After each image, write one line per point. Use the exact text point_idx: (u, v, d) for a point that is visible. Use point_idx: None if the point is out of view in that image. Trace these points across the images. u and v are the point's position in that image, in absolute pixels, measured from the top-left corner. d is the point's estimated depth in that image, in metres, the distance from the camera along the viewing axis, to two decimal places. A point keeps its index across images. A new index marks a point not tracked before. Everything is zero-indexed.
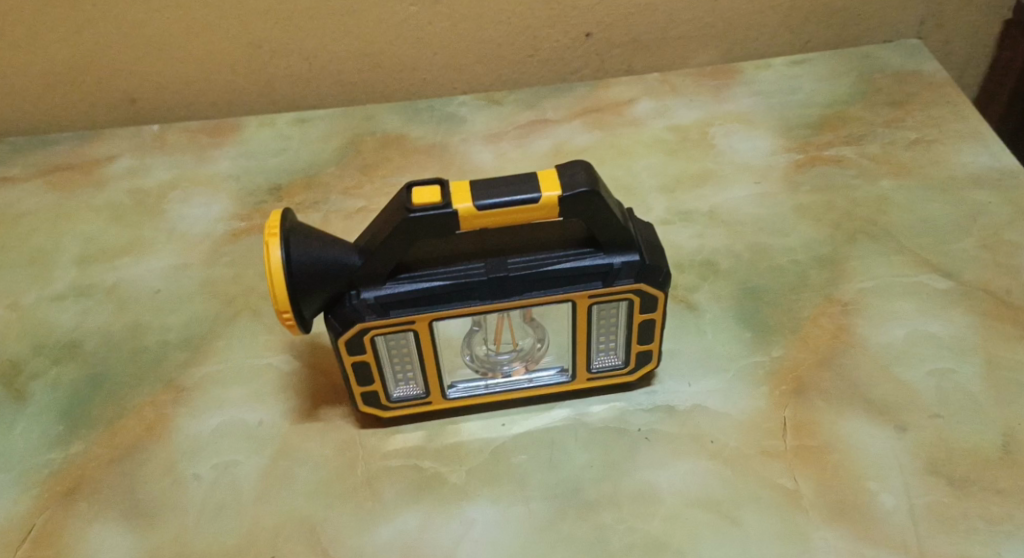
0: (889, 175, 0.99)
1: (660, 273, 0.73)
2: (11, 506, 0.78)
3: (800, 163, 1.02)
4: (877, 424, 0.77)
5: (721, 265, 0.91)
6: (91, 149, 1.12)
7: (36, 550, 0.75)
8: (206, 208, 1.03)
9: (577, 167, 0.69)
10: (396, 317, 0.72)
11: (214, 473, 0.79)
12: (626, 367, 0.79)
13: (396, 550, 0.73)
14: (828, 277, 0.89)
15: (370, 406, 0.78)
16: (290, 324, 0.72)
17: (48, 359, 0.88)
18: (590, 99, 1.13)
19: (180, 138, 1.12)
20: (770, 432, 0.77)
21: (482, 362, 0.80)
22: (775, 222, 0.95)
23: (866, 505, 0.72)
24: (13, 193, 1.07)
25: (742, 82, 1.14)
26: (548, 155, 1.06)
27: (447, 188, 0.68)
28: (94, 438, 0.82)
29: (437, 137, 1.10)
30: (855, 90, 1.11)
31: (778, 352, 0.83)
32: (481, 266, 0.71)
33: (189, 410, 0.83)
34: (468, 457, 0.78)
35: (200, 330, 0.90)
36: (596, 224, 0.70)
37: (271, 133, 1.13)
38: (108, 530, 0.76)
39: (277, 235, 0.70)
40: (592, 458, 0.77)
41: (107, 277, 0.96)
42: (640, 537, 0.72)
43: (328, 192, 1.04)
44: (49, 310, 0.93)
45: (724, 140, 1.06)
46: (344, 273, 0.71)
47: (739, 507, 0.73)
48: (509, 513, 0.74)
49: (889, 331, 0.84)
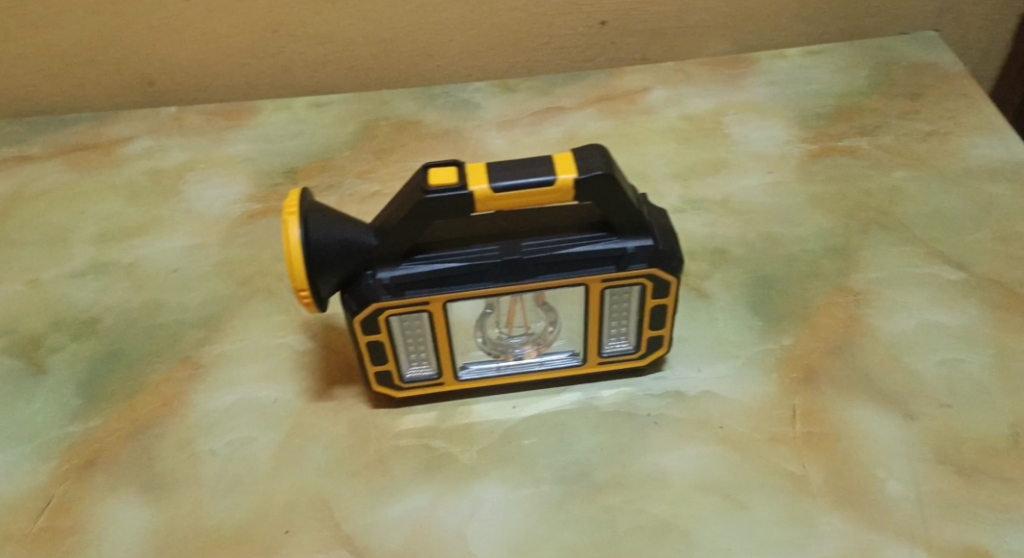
0: (902, 167, 1.00)
1: (673, 258, 0.74)
2: (32, 477, 0.79)
3: (813, 154, 1.02)
4: (885, 412, 0.78)
5: (732, 254, 0.92)
6: (109, 128, 1.13)
7: (56, 519, 0.77)
8: (223, 189, 1.05)
9: (592, 151, 0.70)
10: (411, 297, 0.73)
11: (230, 449, 0.80)
12: (636, 352, 0.80)
13: (407, 527, 0.74)
14: (839, 267, 0.90)
15: (383, 385, 0.79)
16: (307, 302, 0.73)
17: (67, 335, 0.90)
18: (605, 86, 1.14)
19: (197, 120, 1.14)
20: (778, 419, 0.79)
21: (495, 344, 0.81)
22: (786, 212, 0.96)
23: (873, 492, 0.74)
24: (33, 171, 1.08)
25: (757, 71, 1.14)
26: (561, 142, 1.07)
27: (464, 170, 0.69)
28: (112, 413, 0.83)
29: (453, 122, 1.11)
30: (869, 81, 1.11)
31: (786, 341, 0.84)
32: (496, 249, 0.72)
33: (205, 387, 0.85)
34: (478, 438, 0.80)
35: (216, 309, 0.92)
36: (610, 208, 0.71)
37: (287, 116, 1.14)
38: (126, 502, 0.77)
39: (295, 214, 0.71)
40: (602, 441, 0.79)
41: (125, 256, 0.98)
42: (647, 518, 0.73)
43: (344, 175, 1.05)
44: (68, 287, 0.95)
45: (738, 129, 1.06)
46: (361, 253, 0.72)
47: (746, 492, 0.74)
48: (518, 493, 0.76)
49: (898, 321, 0.85)
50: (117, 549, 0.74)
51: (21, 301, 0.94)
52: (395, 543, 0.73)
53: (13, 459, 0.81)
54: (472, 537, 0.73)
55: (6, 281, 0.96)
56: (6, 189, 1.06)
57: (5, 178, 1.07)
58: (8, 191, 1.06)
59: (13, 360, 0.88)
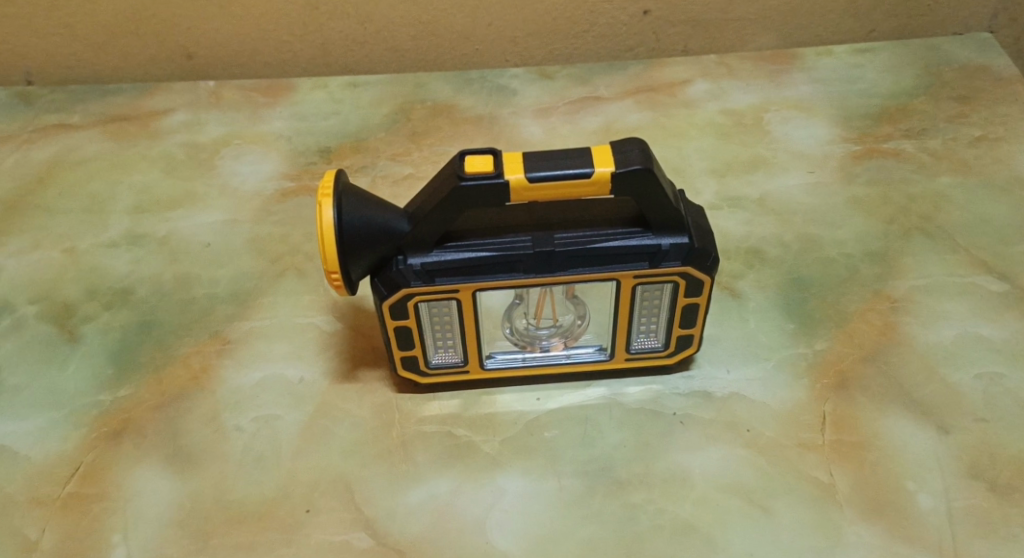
0: (948, 172, 0.97)
1: (708, 257, 0.72)
2: (62, 443, 0.80)
3: (856, 154, 1.00)
4: (919, 423, 0.77)
5: (767, 254, 0.91)
6: (149, 100, 1.14)
7: (83, 485, 0.77)
8: (258, 165, 1.05)
9: (632, 145, 0.69)
10: (441, 285, 0.72)
11: (255, 426, 0.81)
12: (665, 350, 0.79)
13: (428, 513, 0.74)
14: (878, 273, 0.88)
15: (409, 371, 0.79)
16: (337, 284, 0.73)
17: (100, 304, 0.91)
18: (645, 78, 1.12)
19: (235, 96, 1.14)
20: (807, 424, 0.77)
21: (522, 335, 0.80)
22: (826, 212, 0.94)
23: (903, 505, 0.72)
24: (73, 139, 1.09)
25: (802, 68, 1.12)
26: (598, 132, 1.06)
27: (500, 159, 0.68)
28: (142, 383, 0.84)
29: (489, 108, 1.10)
30: (918, 82, 1.08)
31: (820, 345, 0.83)
32: (528, 240, 0.71)
33: (234, 363, 0.86)
34: (502, 428, 0.79)
35: (247, 286, 0.92)
36: (647, 204, 0.69)
37: (323, 95, 1.14)
38: (152, 472, 0.78)
39: (330, 196, 0.71)
40: (626, 438, 0.78)
41: (159, 228, 0.98)
42: (670, 518, 0.73)
43: (378, 157, 1.05)
44: (103, 257, 0.96)
45: (779, 126, 1.04)
46: (393, 238, 0.71)
47: (771, 497, 0.73)
48: (540, 486, 0.75)
49: (936, 331, 0.83)
50: (142, 519, 0.75)
51: (56, 268, 0.94)
52: (415, 529, 0.73)
53: (44, 424, 0.82)
54: (492, 527, 0.73)
55: (42, 247, 0.96)
56: (45, 155, 1.07)
57: (45, 144, 1.08)
58: (47, 157, 1.07)
59: (46, 326, 0.89)
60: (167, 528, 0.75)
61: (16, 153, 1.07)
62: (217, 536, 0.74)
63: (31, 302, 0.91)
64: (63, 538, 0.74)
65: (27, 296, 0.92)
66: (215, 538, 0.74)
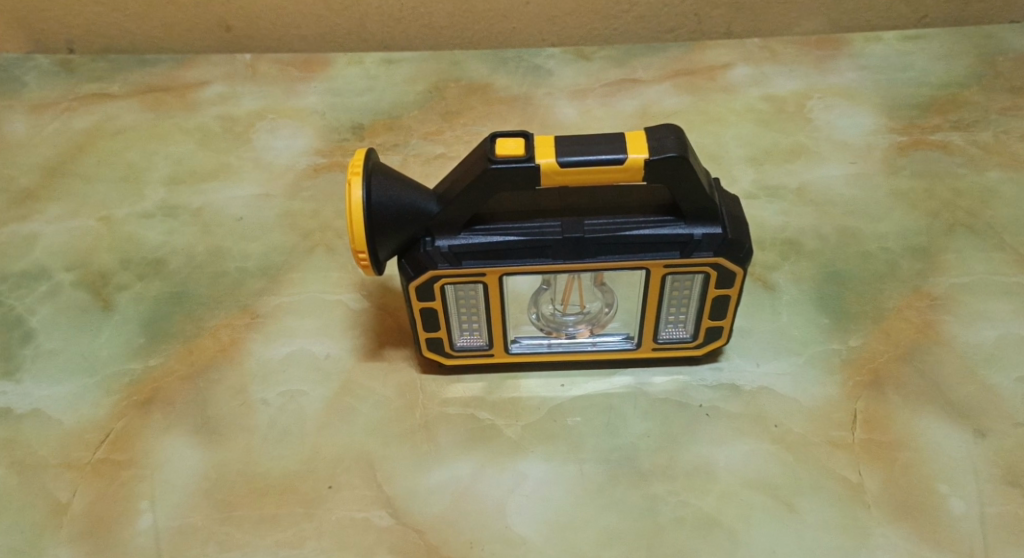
0: (998, 167, 0.94)
1: (741, 249, 0.71)
2: (93, 409, 0.81)
3: (902, 146, 0.97)
4: (954, 426, 0.75)
5: (805, 246, 0.88)
6: (187, 71, 1.14)
7: (113, 452, 0.78)
8: (292, 140, 1.04)
9: (666, 131, 0.67)
10: (468, 268, 0.71)
11: (281, 400, 0.81)
12: (694, 341, 0.78)
13: (447, 495, 0.74)
14: (919, 269, 0.85)
15: (433, 352, 0.79)
16: (364, 264, 0.72)
17: (134, 274, 0.91)
18: (685, 61, 1.10)
19: (271, 69, 1.13)
20: (838, 422, 0.75)
21: (548, 321, 0.79)
22: (867, 205, 0.91)
23: (934, 508, 0.70)
24: (113, 108, 1.09)
25: (849, 54, 1.09)
26: (634, 117, 1.04)
27: (532, 142, 0.67)
28: (172, 353, 0.85)
29: (523, 89, 1.09)
30: (971, 71, 1.04)
31: (855, 341, 0.80)
32: (557, 225, 0.70)
33: (262, 337, 0.86)
34: (525, 413, 0.79)
35: (277, 260, 0.92)
36: (680, 192, 0.68)
37: (359, 71, 1.13)
38: (179, 442, 0.78)
39: (359, 174, 0.70)
40: (651, 428, 0.77)
41: (193, 200, 0.99)
42: (692, 511, 0.71)
43: (410, 135, 1.04)
44: (138, 227, 0.96)
45: (822, 114, 1.01)
46: (421, 219, 0.70)
47: (798, 494, 0.72)
48: (561, 471, 0.75)
49: (977, 331, 0.80)
50: (169, 487, 0.76)
51: (92, 236, 0.95)
52: (436, 509, 0.73)
53: (76, 390, 0.82)
54: (512, 511, 0.72)
55: (81, 215, 0.97)
56: (85, 124, 1.08)
57: (85, 113, 1.09)
58: (87, 126, 1.07)
59: (81, 294, 0.90)
60: (193, 498, 0.75)
61: (56, 120, 1.08)
62: (241, 508, 0.74)
63: (67, 269, 0.92)
64: (93, 502, 0.75)
65: (64, 263, 0.93)
66: (238, 510, 0.74)
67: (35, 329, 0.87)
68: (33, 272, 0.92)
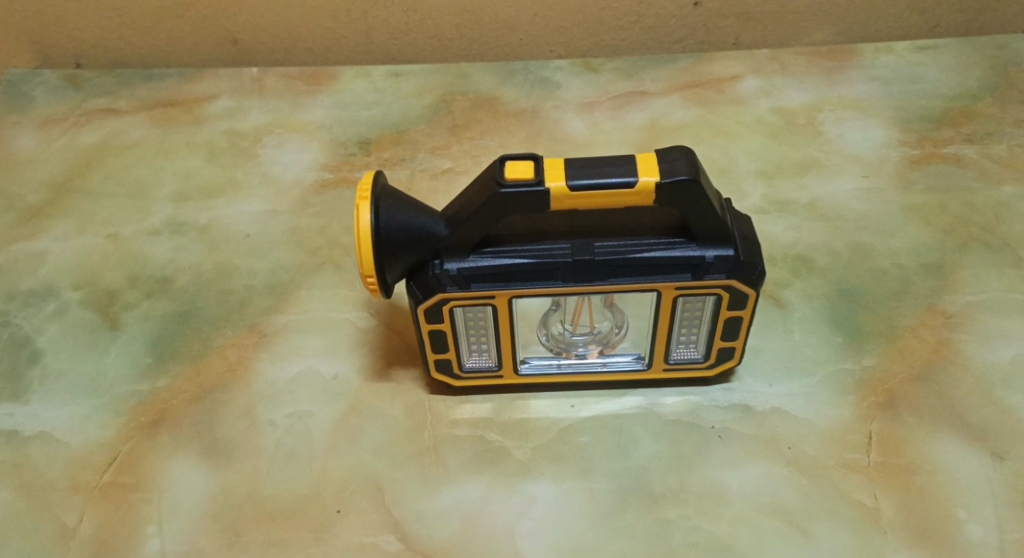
0: (1012, 181, 0.92)
1: (754, 271, 0.70)
2: (100, 430, 0.81)
3: (915, 159, 0.96)
4: (972, 449, 0.73)
5: (818, 262, 0.87)
6: (194, 85, 1.13)
7: (121, 474, 0.78)
8: (298, 155, 1.04)
9: (677, 153, 0.66)
10: (477, 291, 0.71)
11: (288, 421, 0.80)
12: (705, 362, 0.77)
13: (456, 519, 0.73)
14: (934, 286, 0.84)
15: (442, 373, 0.78)
16: (373, 287, 0.72)
17: (141, 292, 0.91)
18: (693, 72, 1.09)
19: (278, 83, 1.13)
20: (853, 445, 0.74)
21: (557, 341, 0.79)
22: (880, 219, 0.90)
23: (952, 534, 0.69)
24: (120, 124, 1.09)
25: (860, 65, 1.07)
26: (642, 129, 1.03)
27: (541, 165, 0.66)
28: (180, 374, 0.84)
29: (530, 103, 1.08)
30: (985, 82, 1.03)
31: (869, 361, 0.79)
32: (567, 247, 0.69)
33: (269, 356, 0.85)
34: (534, 434, 0.78)
35: (284, 278, 0.91)
36: (691, 214, 0.67)
37: (365, 84, 1.12)
38: (186, 465, 0.78)
39: (367, 198, 0.69)
40: (662, 450, 0.76)
41: (200, 217, 0.98)
42: (704, 536, 0.70)
43: (417, 150, 1.03)
44: (145, 244, 0.96)
45: (834, 126, 1.00)
46: (430, 242, 0.70)
47: (812, 519, 0.71)
48: (571, 495, 0.74)
49: (993, 350, 0.79)
50: (176, 511, 0.75)
51: (100, 254, 0.95)
52: (444, 534, 0.72)
53: (84, 411, 0.82)
54: (521, 536, 0.72)
55: (88, 232, 0.97)
56: (92, 139, 1.07)
57: (92, 128, 1.08)
58: (95, 141, 1.07)
59: (88, 312, 0.89)
60: (200, 522, 0.74)
61: (64, 136, 1.07)
62: (248, 532, 0.74)
63: (75, 288, 0.92)
64: (100, 526, 0.75)
65: (71, 281, 0.92)
66: (246, 534, 0.73)
67: (42, 349, 0.87)
68: (40, 290, 0.91)
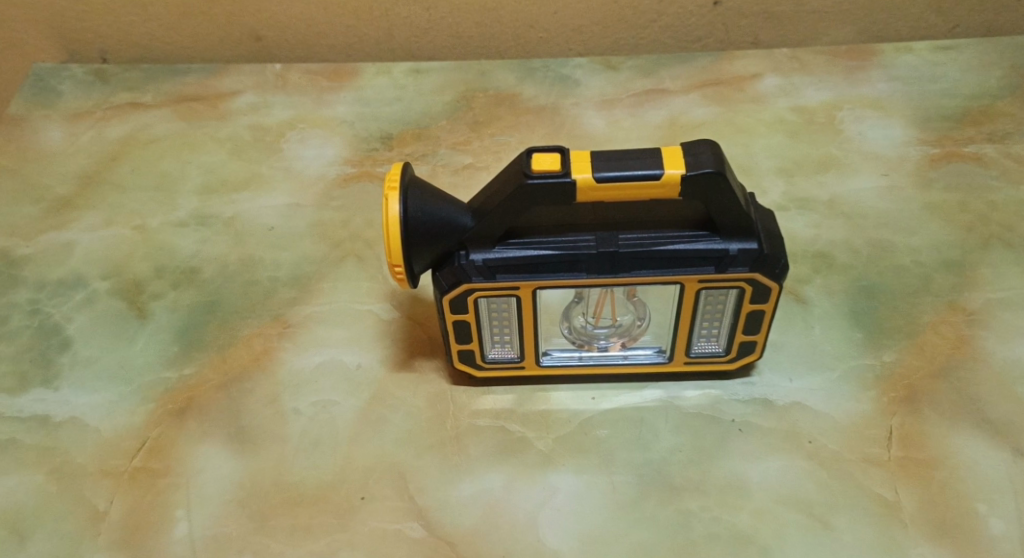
0: None
1: (777, 264, 0.71)
2: (129, 417, 0.82)
3: (934, 158, 0.96)
4: (992, 444, 0.74)
5: (837, 259, 0.88)
6: (219, 80, 1.15)
7: (150, 459, 0.79)
8: (322, 150, 1.05)
9: (702, 146, 0.67)
10: (502, 282, 0.72)
11: (313, 410, 0.81)
12: (726, 355, 0.78)
13: (479, 508, 0.74)
14: (954, 283, 0.85)
15: (465, 364, 0.79)
16: (399, 277, 0.73)
17: (168, 282, 0.93)
18: (713, 71, 1.10)
19: (301, 79, 1.14)
20: (873, 439, 0.75)
21: (579, 333, 0.80)
22: (900, 217, 0.91)
23: (972, 528, 0.70)
24: (146, 118, 1.11)
25: (879, 64, 1.08)
26: (661, 127, 1.04)
27: (568, 157, 0.67)
28: (206, 362, 0.86)
29: (551, 99, 1.09)
30: (1004, 82, 1.04)
31: (889, 357, 0.80)
32: (591, 239, 0.70)
33: (295, 346, 0.86)
34: (555, 425, 0.79)
35: (308, 270, 0.93)
36: (716, 207, 0.68)
37: (387, 81, 1.13)
38: (214, 452, 0.79)
39: (396, 188, 0.70)
40: (682, 442, 0.77)
41: (225, 210, 0.99)
42: (725, 527, 0.71)
43: (439, 145, 1.05)
44: (172, 236, 0.97)
45: (853, 125, 1.01)
46: (456, 233, 0.71)
47: (833, 512, 0.71)
48: (593, 484, 0.75)
49: (1014, 347, 0.80)
50: (204, 496, 0.77)
51: (128, 245, 0.96)
52: (468, 521, 0.73)
53: (112, 398, 0.83)
54: (543, 524, 0.73)
55: (115, 224, 0.98)
56: (120, 133, 1.09)
57: (119, 123, 1.10)
58: (121, 135, 1.09)
59: (117, 302, 0.91)
60: (227, 506, 0.76)
61: (91, 129, 1.09)
62: (276, 517, 0.75)
63: (103, 278, 0.93)
64: (130, 509, 0.76)
65: (100, 272, 0.94)
66: (273, 519, 0.75)
67: (72, 337, 0.88)
68: (69, 280, 0.93)
